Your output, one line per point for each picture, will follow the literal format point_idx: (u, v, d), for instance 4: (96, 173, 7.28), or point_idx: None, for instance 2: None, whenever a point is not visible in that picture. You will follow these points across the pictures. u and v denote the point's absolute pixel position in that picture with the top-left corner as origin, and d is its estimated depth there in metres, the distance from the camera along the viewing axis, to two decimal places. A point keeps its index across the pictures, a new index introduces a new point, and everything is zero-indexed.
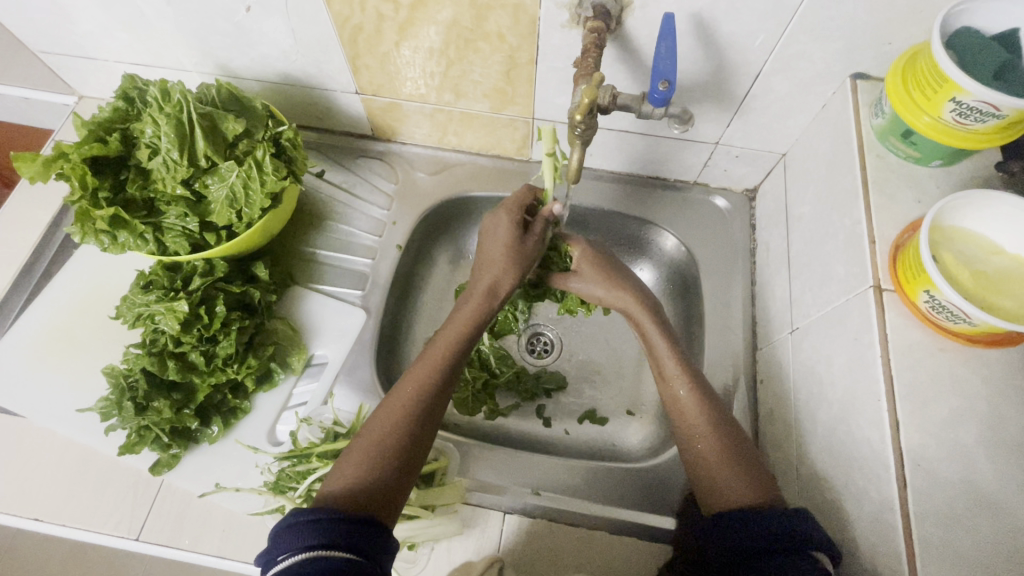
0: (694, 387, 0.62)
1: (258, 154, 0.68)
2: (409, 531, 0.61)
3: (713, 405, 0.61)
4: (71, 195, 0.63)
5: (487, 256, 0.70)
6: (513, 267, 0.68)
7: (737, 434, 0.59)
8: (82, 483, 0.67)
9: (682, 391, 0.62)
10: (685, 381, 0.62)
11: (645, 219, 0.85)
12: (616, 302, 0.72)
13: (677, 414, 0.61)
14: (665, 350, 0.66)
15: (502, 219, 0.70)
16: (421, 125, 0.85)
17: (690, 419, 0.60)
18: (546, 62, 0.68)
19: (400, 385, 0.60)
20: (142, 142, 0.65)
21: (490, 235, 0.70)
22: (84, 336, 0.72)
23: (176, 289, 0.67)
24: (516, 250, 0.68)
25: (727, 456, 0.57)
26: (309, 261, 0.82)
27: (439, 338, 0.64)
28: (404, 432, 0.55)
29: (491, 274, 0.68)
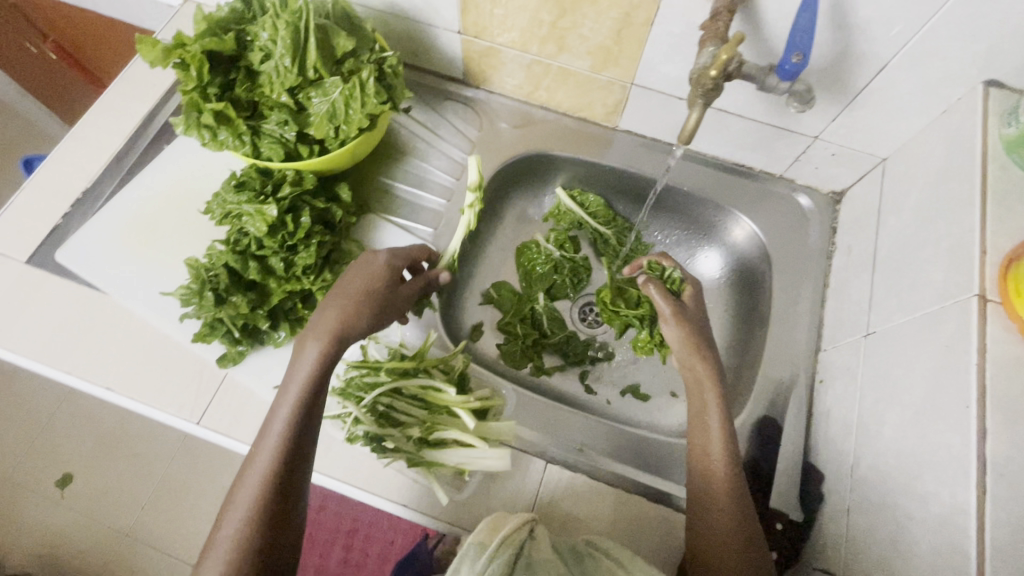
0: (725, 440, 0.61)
1: (363, 74, 0.68)
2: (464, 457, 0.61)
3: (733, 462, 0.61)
4: (185, 86, 0.64)
5: (341, 293, 0.63)
6: (361, 303, 0.61)
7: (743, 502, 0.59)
8: (152, 363, 0.70)
9: (712, 441, 0.62)
10: (719, 432, 0.62)
11: (727, 205, 0.84)
12: (684, 360, 0.68)
13: (695, 459, 0.62)
14: (716, 410, 0.64)
15: (374, 262, 0.65)
16: (515, 75, 0.85)
17: (707, 467, 0.61)
18: (663, 26, 0.67)
19: (263, 435, 0.56)
20: (256, 45, 0.66)
21: (360, 267, 0.66)
22: (172, 227, 0.76)
23: (265, 194, 0.68)
24: (375, 293, 0.63)
25: (733, 530, 0.57)
26: (385, 192, 0.83)
27: (292, 377, 0.58)
28: (266, 501, 0.53)
29: (329, 309, 0.61)
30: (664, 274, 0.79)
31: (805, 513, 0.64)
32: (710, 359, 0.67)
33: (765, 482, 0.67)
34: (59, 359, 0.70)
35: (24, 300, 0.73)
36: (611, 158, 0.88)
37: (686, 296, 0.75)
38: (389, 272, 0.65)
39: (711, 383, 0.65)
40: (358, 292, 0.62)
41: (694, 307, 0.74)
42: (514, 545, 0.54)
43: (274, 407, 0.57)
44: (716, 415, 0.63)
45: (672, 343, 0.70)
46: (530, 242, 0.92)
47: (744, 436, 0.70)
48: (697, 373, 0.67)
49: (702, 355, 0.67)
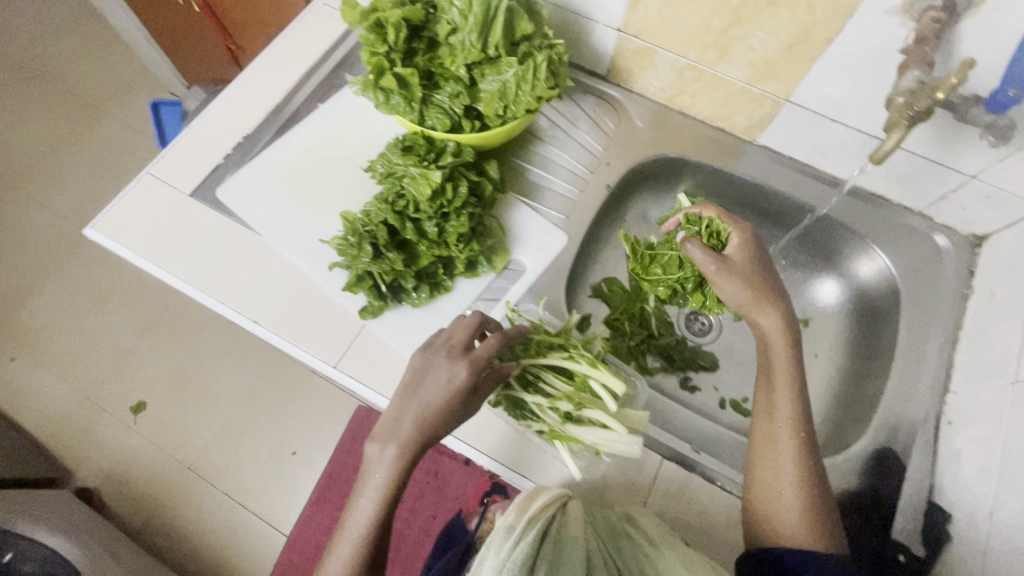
0: (802, 450, 0.60)
1: (538, 58, 0.70)
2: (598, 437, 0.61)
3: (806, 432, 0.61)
4: (375, 49, 0.68)
5: (419, 405, 0.57)
6: (443, 410, 0.57)
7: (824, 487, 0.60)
8: (297, 305, 0.74)
9: (782, 454, 0.60)
10: (795, 445, 0.60)
11: (865, 237, 0.83)
12: (755, 328, 0.66)
13: (760, 461, 0.61)
14: (784, 369, 0.63)
15: (450, 375, 0.57)
16: (662, 77, 0.86)
17: (764, 474, 0.60)
18: (842, 45, 0.67)
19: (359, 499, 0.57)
20: (444, 18, 0.69)
21: (436, 375, 0.58)
22: (323, 180, 0.80)
23: (427, 160, 0.71)
24: (461, 411, 0.58)
25: (802, 496, 0.58)
26: (522, 174, 0.85)
27: (380, 465, 0.56)
28: (368, 559, 0.56)
29: (411, 415, 0.57)
30: (705, 226, 0.75)
31: (928, 549, 0.63)
32: (794, 388, 0.62)
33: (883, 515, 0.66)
34: (215, 289, 0.75)
35: (185, 230, 0.78)
36: (744, 170, 0.88)
37: (732, 245, 0.71)
38: (472, 389, 0.58)
39: (782, 334, 0.64)
40: (438, 405, 0.56)
41: (740, 261, 0.68)
42: (539, 525, 0.55)
43: (365, 474, 0.56)
44: (784, 365, 0.63)
45: (732, 300, 0.67)
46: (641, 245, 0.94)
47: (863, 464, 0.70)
48: (776, 403, 0.62)
49: (792, 377, 0.62)
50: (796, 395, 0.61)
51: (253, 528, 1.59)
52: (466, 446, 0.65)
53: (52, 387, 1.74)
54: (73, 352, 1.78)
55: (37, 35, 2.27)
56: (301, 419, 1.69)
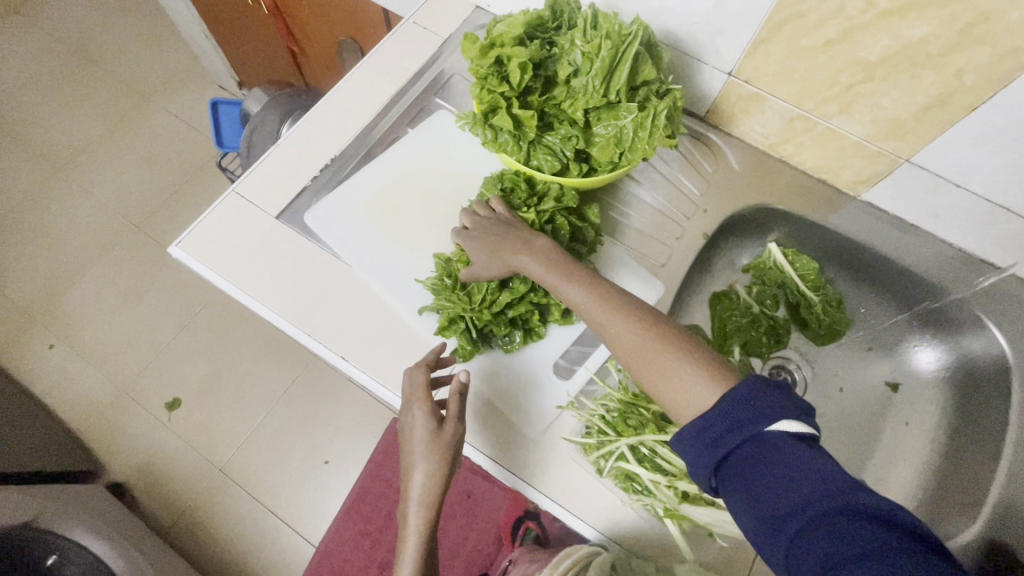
0: (661, 350, 0.56)
1: (658, 106, 0.67)
2: (712, 518, 0.60)
3: (684, 347, 0.56)
4: (491, 87, 0.66)
5: (412, 462, 0.64)
6: (430, 454, 0.62)
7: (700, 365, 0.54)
8: (385, 342, 0.72)
9: (628, 340, 0.58)
10: (647, 341, 0.57)
11: (974, 311, 0.79)
12: (597, 316, 0.60)
13: (628, 355, 0.58)
14: (616, 331, 0.59)
15: (420, 426, 0.63)
16: (767, 124, 0.83)
17: (648, 369, 0.56)
18: (985, 113, 0.64)
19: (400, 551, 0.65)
20: (564, 58, 0.66)
21: (416, 431, 0.64)
22: (414, 212, 0.78)
23: (532, 203, 0.68)
24: (447, 452, 0.63)
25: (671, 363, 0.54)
26: (613, 216, 0.82)
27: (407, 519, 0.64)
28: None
29: (415, 474, 0.63)
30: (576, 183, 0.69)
31: None
32: (637, 316, 0.59)
33: None
34: (299, 319, 0.73)
35: (271, 254, 0.76)
36: (845, 226, 0.84)
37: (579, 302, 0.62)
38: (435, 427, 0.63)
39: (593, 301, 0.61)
40: (423, 454, 0.62)
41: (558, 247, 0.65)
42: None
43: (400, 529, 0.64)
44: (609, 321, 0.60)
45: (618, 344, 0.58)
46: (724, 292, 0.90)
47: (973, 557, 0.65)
48: (607, 321, 0.60)
49: (645, 317, 0.59)
50: (640, 319, 0.58)
51: (280, 535, 1.57)
52: (565, 512, 0.63)
53: (88, 378, 1.73)
54: (110, 344, 1.77)
55: (89, 20, 2.27)
56: (334, 428, 1.68)
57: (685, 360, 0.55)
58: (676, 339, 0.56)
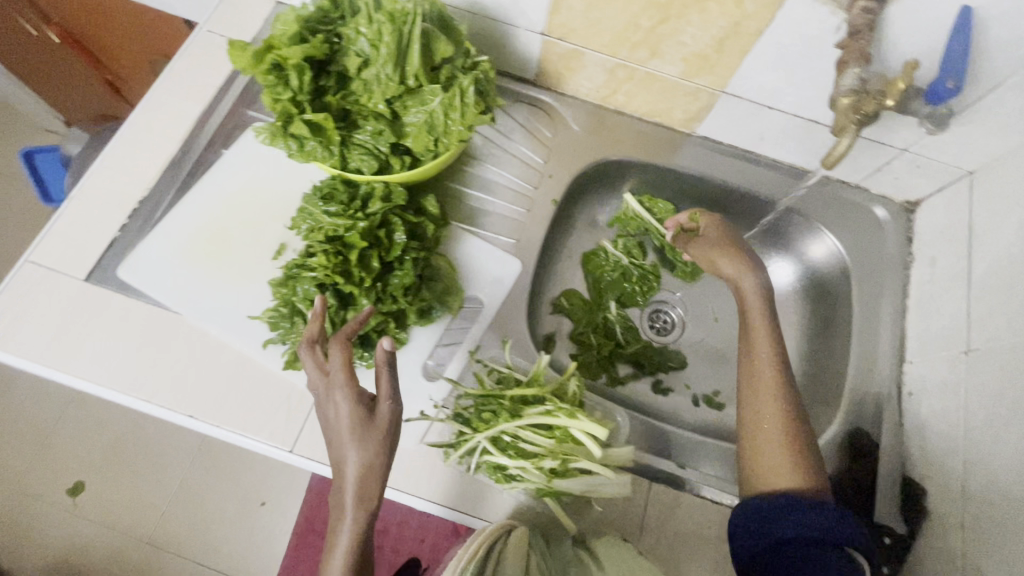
0: (780, 420, 0.62)
1: (463, 82, 0.64)
2: (587, 485, 0.60)
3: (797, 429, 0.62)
4: (276, 94, 0.60)
5: (339, 446, 0.54)
6: (360, 439, 0.52)
7: (810, 455, 0.61)
8: (237, 389, 0.67)
9: (763, 406, 0.64)
10: (774, 404, 0.63)
11: (816, 221, 0.84)
12: (757, 371, 0.67)
13: (757, 390, 0.65)
14: (776, 372, 0.66)
15: (343, 404, 0.54)
16: (593, 78, 0.82)
17: (759, 422, 0.63)
18: (772, 36, 0.65)
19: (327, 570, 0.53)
20: (351, 49, 0.62)
21: (337, 415, 0.54)
22: (243, 242, 0.73)
23: (354, 208, 0.64)
24: (383, 429, 0.53)
25: (783, 438, 0.61)
26: (460, 199, 0.80)
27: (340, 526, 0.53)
28: None
29: (348, 465, 0.52)
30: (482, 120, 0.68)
31: (910, 526, 0.65)
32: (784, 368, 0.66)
33: (863, 495, 0.68)
34: (135, 388, 0.65)
35: (89, 325, 0.68)
36: (688, 164, 0.86)
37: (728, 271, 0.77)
38: (365, 403, 0.54)
39: (769, 346, 0.68)
40: (351, 436, 0.53)
41: None
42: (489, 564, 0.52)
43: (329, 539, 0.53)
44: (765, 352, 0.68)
45: (759, 375, 0.66)
46: (594, 251, 0.90)
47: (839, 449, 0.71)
48: (764, 355, 0.68)
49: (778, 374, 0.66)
50: (784, 378, 0.66)
51: None
52: (453, 512, 0.63)
53: None
54: None
55: None
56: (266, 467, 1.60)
57: (798, 447, 0.61)
58: (803, 430, 0.62)
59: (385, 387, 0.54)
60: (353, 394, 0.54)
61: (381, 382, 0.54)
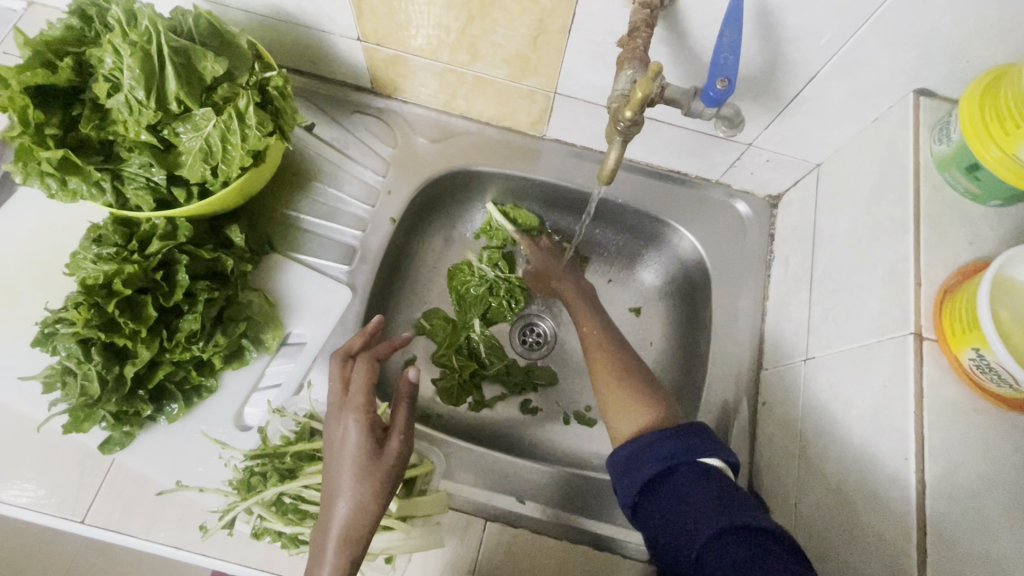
0: (617, 371, 0.65)
1: (240, 103, 0.58)
2: (387, 542, 0.57)
3: (628, 362, 0.66)
4: (11, 130, 0.53)
5: (336, 484, 0.52)
6: (371, 477, 0.52)
7: (648, 379, 0.64)
8: (20, 458, 0.60)
9: (601, 355, 0.68)
10: (606, 352, 0.68)
11: (661, 215, 0.79)
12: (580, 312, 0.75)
13: (589, 338, 0.71)
14: (598, 322, 0.72)
15: (349, 435, 0.54)
16: (427, 84, 0.76)
17: (607, 381, 0.65)
18: (581, 32, 0.60)
19: None
20: (101, 73, 0.55)
21: (337, 447, 0.54)
22: (27, 294, 0.63)
23: (131, 251, 0.58)
24: (387, 468, 0.53)
25: (616, 369, 0.65)
26: (289, 225, 0.74)
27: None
28: None
29: (344, 504, 0.52)
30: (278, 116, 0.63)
31: None
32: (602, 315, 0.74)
33: None
34: None
35: None
36: (542, 170, 0.80)
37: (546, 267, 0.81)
38: (376, 438, 0.54)
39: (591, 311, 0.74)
40: (373, 475, 0.52)
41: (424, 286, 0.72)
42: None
43: None
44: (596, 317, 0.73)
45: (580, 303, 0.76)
46: (462, 265, 0.83)
47: None
48: (587, 313, 0.74)
49: (604, 329, 0.71)
50: (606, 322, 0.73)
51: None
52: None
53: None
54: None
55: None
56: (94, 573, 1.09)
57: (641, 387, 0.63)
58: (633, 362, 0.66)
59: (401, 420, 0.55)
60: (373, 427, 0.54)
61: (398, 415, 0.55)
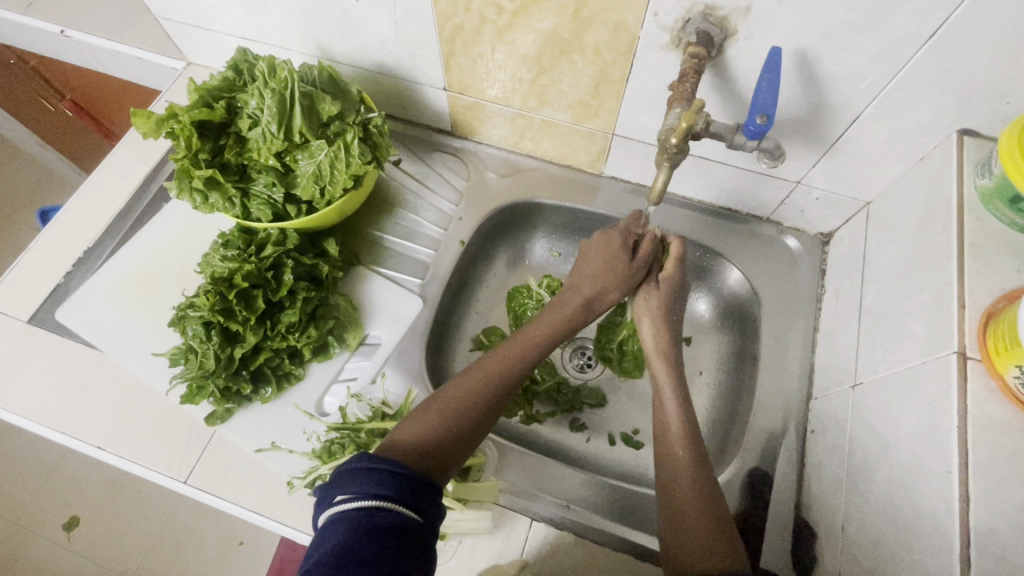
0: (696, 521, 0.54)
1: (348, 136, 0.71)
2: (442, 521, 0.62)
3: (713, 510, 0.54)
4: (175, 153, 0.67)
5: (585, 270, 0.69)
6: (604, 280, 0.68)
7: (729, 537, 0.53)
8: (143, 422, 0.71)
9: (681, 496, 0.56)
10: (694, 515, 0.54)
11: (705, 243, 0.83)
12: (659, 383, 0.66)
13: (670, 486, 0.57)
14: (673, 402, 0.63)
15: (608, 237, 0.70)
16: (499, 127, 0.87)
17: (682, 526, 0.54)
18: (638, 81, 0.68)
19: (449, 387, 0.59)
20: (245, 112, 0.69)
21: (594, 246, 0.71)
22: (166, 285, 0.77)
23: (249, 253, 0.70)
24: (616, 264, 0.68)
25: (701, 507, 0.55)
26: (374, 243, 0.85)
27: (479, 370, 0.60)
28: (432, 440, 0.54)
29: (586, 284, 0.68)
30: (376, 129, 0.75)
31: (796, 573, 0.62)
32: (693, 442, 0.60)
33: (755, 540, 0.65)
34: (52, 419, 0.71)
35: (26, 358, 0.75)
36: (599, 203, 0.87)
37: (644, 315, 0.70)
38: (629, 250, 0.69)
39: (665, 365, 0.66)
40: (603, 266, 0.68)
41: (604, 259, 0.69)
42: None
43: (463, 371, 0.61)
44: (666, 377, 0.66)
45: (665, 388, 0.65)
46: (518, 287, 0.88)
47: (736, 490, 0.68)
48: (672, 429, 0.61)
49: (700, 489, 0.56)
50: (695, 447, 0.59)
51: None
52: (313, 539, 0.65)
53: None
54: None
55: None
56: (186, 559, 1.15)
57: (720, 534, 0.53)
58: (721, 515, 0.54)
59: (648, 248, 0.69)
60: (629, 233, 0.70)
61: (646, 247, 0.69)
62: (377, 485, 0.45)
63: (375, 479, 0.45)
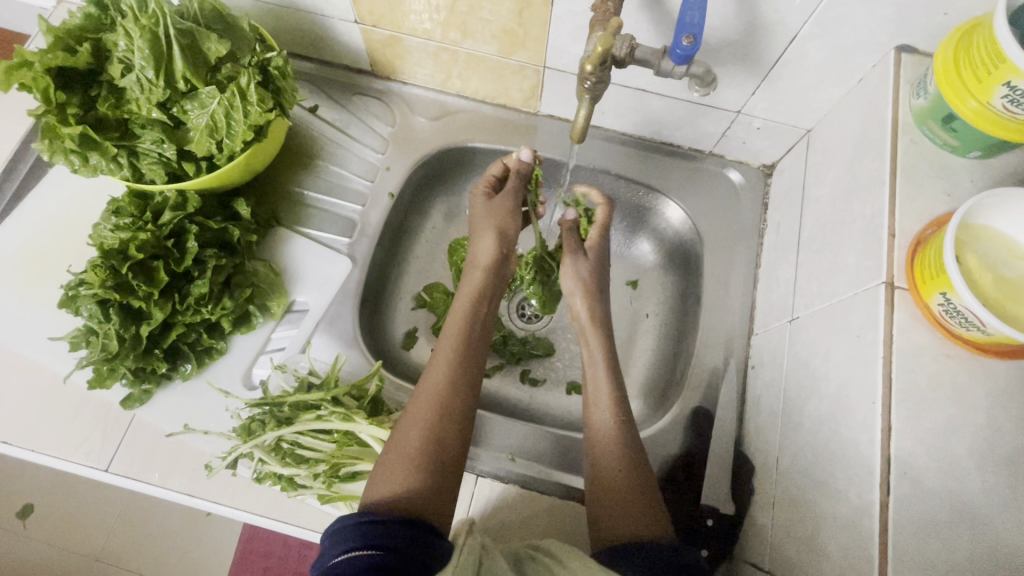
0: (613, 482, 0.55)
1: (242, 81, 0.62)
2: None
3: (635, 465, 0.56)
4: (37, 109, 0.58)
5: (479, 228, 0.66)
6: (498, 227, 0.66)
7: (652, 500, 0.54)
8: (50, 412, 0.65)
9: (607, 468, 0.56)
10: (622, 477, 0.55)
11: (644, 182, 0.80)
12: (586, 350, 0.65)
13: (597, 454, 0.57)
14: (604, 369, 0.62)
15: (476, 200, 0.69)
16: (423, 64, 0.79)
17: (609, 494, 0.55)
18: (563, 4, 0.62)
19: (404, 423, 0.52)
20: (116, 56, 0.60)
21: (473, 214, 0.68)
22: (59, 261, 0.69)
23: (145, 221, 0.63)
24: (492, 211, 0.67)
25: (632, 471, 0.55)
26: (295, 201, 0.78)
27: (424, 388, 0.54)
28: (415, 484, 0.47)
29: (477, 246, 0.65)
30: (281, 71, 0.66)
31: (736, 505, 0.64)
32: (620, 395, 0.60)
33: (698, 477, 0.66)
34: None
35: None
36: (537, 145, 0.82)
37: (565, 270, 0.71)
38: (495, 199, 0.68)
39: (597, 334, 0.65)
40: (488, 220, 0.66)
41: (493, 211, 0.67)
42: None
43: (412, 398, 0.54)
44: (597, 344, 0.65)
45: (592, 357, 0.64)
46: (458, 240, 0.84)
47: (678, 430, 0.68)
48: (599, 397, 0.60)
49: (627, 452, 0.56)
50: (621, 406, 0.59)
51: None
52: (248, 515, 0.63)
53: None
54: None
55: None
56: None
57: (649, 498, 0.54)
58: (649, 478, 0.55)
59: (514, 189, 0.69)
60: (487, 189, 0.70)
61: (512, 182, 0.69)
62: (353, 537, 0.42)
63: (351, 533, 0.42)
